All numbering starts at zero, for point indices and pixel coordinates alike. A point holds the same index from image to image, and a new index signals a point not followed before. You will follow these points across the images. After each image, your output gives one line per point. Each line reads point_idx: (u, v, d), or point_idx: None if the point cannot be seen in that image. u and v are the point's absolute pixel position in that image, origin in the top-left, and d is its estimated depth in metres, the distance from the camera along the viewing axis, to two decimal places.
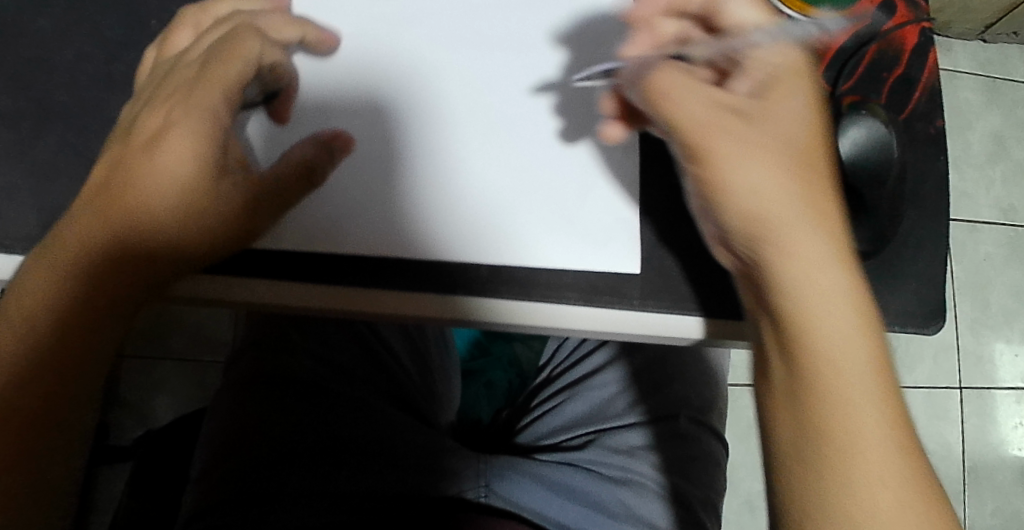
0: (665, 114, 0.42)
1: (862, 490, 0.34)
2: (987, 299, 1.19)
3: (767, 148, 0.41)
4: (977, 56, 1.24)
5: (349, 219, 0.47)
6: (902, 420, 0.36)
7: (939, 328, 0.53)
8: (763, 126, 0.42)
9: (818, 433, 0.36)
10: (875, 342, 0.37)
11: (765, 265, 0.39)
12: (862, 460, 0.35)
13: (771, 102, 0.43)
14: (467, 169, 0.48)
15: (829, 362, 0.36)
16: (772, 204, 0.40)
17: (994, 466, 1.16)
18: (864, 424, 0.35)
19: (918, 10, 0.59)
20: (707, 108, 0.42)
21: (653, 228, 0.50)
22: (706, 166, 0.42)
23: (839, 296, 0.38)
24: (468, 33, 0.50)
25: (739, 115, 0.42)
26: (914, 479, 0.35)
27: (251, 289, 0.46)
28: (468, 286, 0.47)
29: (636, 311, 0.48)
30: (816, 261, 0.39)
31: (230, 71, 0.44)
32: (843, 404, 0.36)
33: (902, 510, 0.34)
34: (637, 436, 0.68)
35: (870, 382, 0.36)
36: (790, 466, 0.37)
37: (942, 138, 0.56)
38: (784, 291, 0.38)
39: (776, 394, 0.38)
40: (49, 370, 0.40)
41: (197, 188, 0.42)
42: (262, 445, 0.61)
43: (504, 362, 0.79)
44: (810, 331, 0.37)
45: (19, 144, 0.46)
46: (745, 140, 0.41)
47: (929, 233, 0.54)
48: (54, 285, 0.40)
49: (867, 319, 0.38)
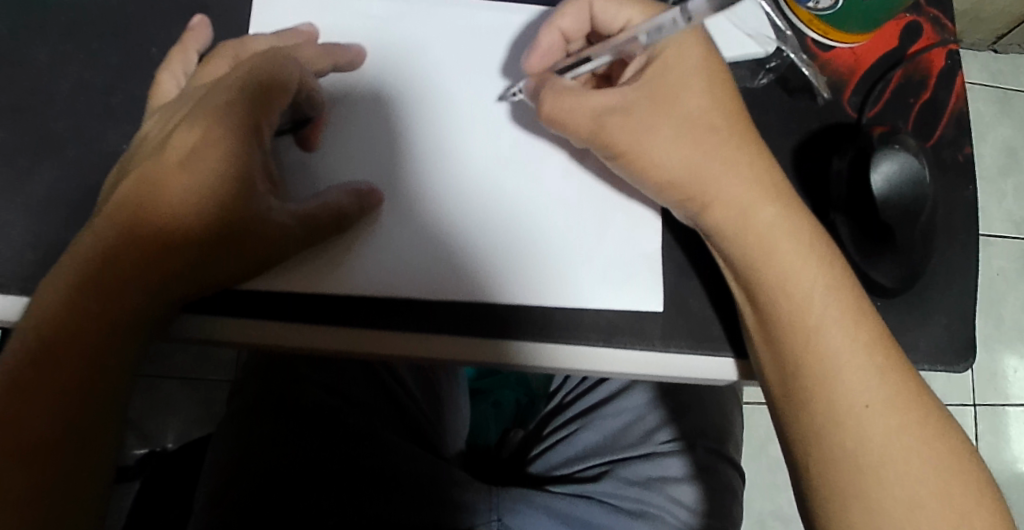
0: (595, 132, 0.46)
1: (877, 461, 0.41)
2: (1002, 314, 1.16)
3: (716, 174, 0.45)
4: (988, 67, 1.21)
5: (364, 255, 0.46)
6: (910, 389, 0.43)
7: (968, 365, 0.51)
8: (648, 119, 0.45)
9: (828, 417, 0.42)
10: (873, 331, 0.43)
11: (759, 291, 0.44)
12: (868, 440, 0.41)
13: (679, 100, 0.46)
14: (486, 207, 0.47)
15: (831, 356, 0.42)
16: (755, 232, 0.44)
17: (1008, 484, 1.13)
18: (866, 401, 0.42)
19: (945, 32, 0.57)
20: (671, 155, 0.45)
21: (674, 264, 0.48)
22: (713, 210, 0.45)
23: (827, 291, 0.43)
24: (481, 66, 0.50)
25: (709, 139, 0.45)
26: (939, 432, 0.42)
27: (264, 328, 0.44)
28: (484, 325, 0.45)
29: (659, 351, 0.46)
30: (803, 275, 0.44)
31: (265, 89, 0.43)
32: (837, 387, 0.42)
33: (907, 451, 0.41)
34: (655, 468, 0.65)
35: (866, 361, 0.42)
36: (807, 452, 0.43)
37: (971, 166, 0.54)
38: (769, 304, 0.44)
39: (766, 365, 0.44)
40: (64, 396, 0.39)
41: (238, 207, 0.41)
42: (261, 477, 0.57)
43: (512, 381, 0.78)
44: (804, 335, 0.43)
45: (17, 180, 0.45)
46: (658, 146, 0.45)
47: (957, 266, 0.52)
48: (78, 302, 0.39)
49: (859, 312, 0.43)
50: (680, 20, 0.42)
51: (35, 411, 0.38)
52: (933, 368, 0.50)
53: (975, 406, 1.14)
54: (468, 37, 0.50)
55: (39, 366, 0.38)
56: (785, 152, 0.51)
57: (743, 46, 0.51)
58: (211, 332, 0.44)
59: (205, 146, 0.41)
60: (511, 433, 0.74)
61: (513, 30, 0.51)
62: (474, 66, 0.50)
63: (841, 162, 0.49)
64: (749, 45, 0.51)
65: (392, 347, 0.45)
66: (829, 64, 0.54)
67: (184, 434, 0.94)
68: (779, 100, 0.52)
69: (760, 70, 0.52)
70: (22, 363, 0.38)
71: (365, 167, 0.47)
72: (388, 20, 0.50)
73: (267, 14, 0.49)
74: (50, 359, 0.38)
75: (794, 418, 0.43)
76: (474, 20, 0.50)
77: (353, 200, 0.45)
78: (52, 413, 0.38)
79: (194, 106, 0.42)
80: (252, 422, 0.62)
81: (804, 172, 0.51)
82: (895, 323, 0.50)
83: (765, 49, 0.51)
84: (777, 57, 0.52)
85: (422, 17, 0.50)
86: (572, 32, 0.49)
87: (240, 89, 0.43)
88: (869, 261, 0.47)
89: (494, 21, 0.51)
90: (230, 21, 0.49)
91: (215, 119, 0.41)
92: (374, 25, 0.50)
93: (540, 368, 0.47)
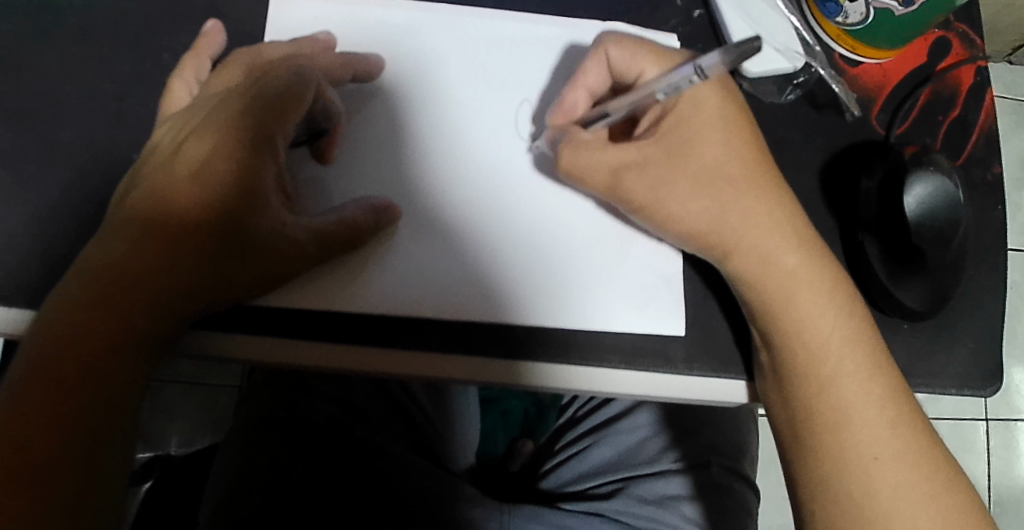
0: (606, 176, 0.45)
1: (872, 509, 0.40)
2: (1016, 328, 1.14)
3: (734, 222, 0.44)
4: (1003, 79, 1.20)
5: (384, 273, 0.44)
6: (921, 444, 0.42)
7: (995, 390, 0.49)
8: (662, 175, 0.44)
9: (835, 466, 0.41)
10: (888, 385, 0.42)
11: (774, 339, 0.43)
12: (876, 491, 0.41)
13: (704, 130, 0.45)
14: (507, 225, 0.46)
15: (831, 407, 0.42)
16: (773, 280, 0.43)
17: (1020, 500, 1.12)
18: (874, 453, 0.41)
19: (974, 48, 0.55)
20: (678, 205, 0.44)
21: (698, 284, 0.47)
22: (735, 258, 0.44)
23: (842, 342, 0.43)
24: (504, 78, 0.49)
25: (725, 191, 0.44)
26: (949, 487, 0.41)
27: (276, 346, 0.43)
28: (503, 346, 0.44)
29: (682, 375, 0.45)
30: (818, 328, 0.43)
31: (280, 98, 0.41)
32: (837, 439, 0.42)
33: (916, 505, 0.40)
34: (671, 485, 0.63)
35: (877, 415, 0.42)
36: (813, 497, 0.42)
37: (999, 186, 0.53)
38: (780, 353, 0.43)
39: (779, 408, 0.44)
40: (73, 415, 0.38)
41: (251, 224, 0.40)
42: (268, 493, 0.56)
43: (519, 392, 0.75)
44: (817, 385, 0.42)
45: (23, 189, 0.44)
46: (674, 198, 0.44)
47: (986, 289, 0.51)
48: (85, 319, 0.38)
49: (874, 364, 0.43)
50: (698, 78, 0.42)
51: (43, 433, 0.37)
52: (959, 393, 0.49)
53: (987, 421, 1.13)
54: (493, 48, 0.49)
55: (44, 385, 0.37)
56: (811, 170, 0.50)
57: (773, 62, 0.49)
58: (223, 349, 0.43)
59: (217, 160, 0.39)
60: (522, 442, 0.72)
61: (536, 42, 0.50)
62: (495, 78, 0.48)
63: (870, 182, 0.47)
64: (778, 61, 0.49)
65: (407, 367, 0.44)
66: (857, 79, 0.53)
67: (189, 438, 0.93)
68: (806, 115, 0.51)
69: (788, 85, 0.51)
70: (28, 383, 0.37)
71: (387, 178, 0.46)
72: (407, 30, 0.49)
73: (283, 21, 0.48)
74: (56, 380, 0.37)
75: (799, 461, 0.43)
76: (495, 31, 0.49)
77: (371, 216, 0.44)
78: (58, 435, 0.37)
79: (207, 116, 0.41)
80: (260, 432, 0.61)
81: (832, 191, 0.49)
82: (923, 346, 0.49)
83: (794, 65, 0.49)
84: (805, 72, 0.51)
85: (443, 27, 0.49)
86: (597, 90, 0.47)
87: (258, 102, 0.41)
88: (897, 283, 0.46)
89: (516, 33, 0.49)
90: (243, 26, 0.48)
91: (230, 132, 0.40)
92: (394, 34, 0.48)
93: (555, 390, 0.46)
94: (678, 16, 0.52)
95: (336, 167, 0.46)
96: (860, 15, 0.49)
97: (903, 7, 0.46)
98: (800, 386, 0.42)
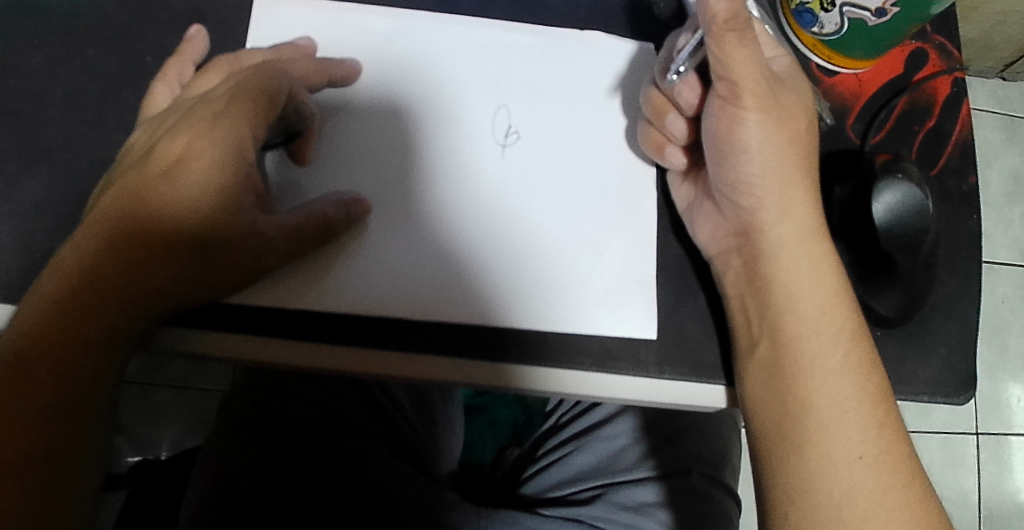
0: (726, 74, 0.42)
1: (857, 514, 0.39)
2: (1006, 341, 1.14)
3: (791, 170, 0.45)
4: (996, 94, 1.20)
5: (351, 273, 0.45)
6: (904, 450, 0.41)
7: (967, 398, 0.50)
8: (775, 106, 0.44)
9: (819, 464, 0.41)
10: (876, 389, 0.42)
11: (772, 327, 0.44)
12: (856, 494, 0.40)
13: (787, 106, 0.45)
14: (489, 224, 0.47)
15: (816, 404, 0.42)
16: (783, 269, 0.44)
17: (1010, 514, 1.11)
18: (860, 453, 0.40)
19: (950, 60, 0.56)
20: (756, 137, 0.44)
21: (670, 290, 0.48)
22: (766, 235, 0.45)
23: (822, 342, 0.43)
24: (485, 83, 0.49)
25: (798, 153, 0.45)
26: (923, 499, 0.40)
27: (252, 343, 0.44)
28: (478, 347, 0.45)
29: (653, 378, 0.46)
30: (812, 319, 0.43)
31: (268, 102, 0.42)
32: (823, 438, 0.41)
33: (890, 513, 0.39)
34: (649, 492, 0.63)
35: (868, 412, 0.41)
36: (787, 498, 0.41)
37: (975, 196, 0.54)
38: (783, 346, 0.43)
39: (760, 404, 0.43)
40: (41, 411, 0.38)
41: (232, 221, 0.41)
42: (248, 493, 0.56)
43: (508, 399, 0.78)
44: (802, 378, 0.42)
45: (6, 186, 0.44)
46: (753, 133, 0.44)
47: (959, 297, 0.51)
48: (58, 321, 0.38)
49: (862, 366, 0.42)
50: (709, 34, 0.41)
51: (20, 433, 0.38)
52: (931, 400, 0.49)
53: (978, 435, 1.12)
54: (475, 53, 0.49)
55: (16, 383, 0.38)
56: None
57: None
58: (199, 344, 0.44)
59: (191, 160, 0.40)
60: (510, 450, 0.74)
61: (518, 48, 0.50)
62: (473, 85, 0.49)
63: (842, 190, 0.48)
64: None
65: (384, 367, 0.44)
66: (833, 89, 0.53)
67: (178, 442, 0.93)
68: None
69: None
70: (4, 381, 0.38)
71: (384, 169, 0.47)
72: (388, 35, 0.49)
73: (265, 24, 0.49)
74: (25, 376, 0.38)
75: (779, 464, 0.42)
76: (475, 39, 0.50)
77: (340, 209, 0.44)
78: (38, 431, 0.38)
79: (182, 116, 0.42)
80: (241, 432, 0.61)
81: None
82: (895, 353, 0.49)
83: None
84: None
85: (423, 35, 0.49)
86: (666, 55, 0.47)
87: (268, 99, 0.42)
88: (872, 292, 0.47)
89: (494, 41, 0.50)
90: (227, 31, 0.49)
91: (208, 134, 0.40)
92: (374, 41, 0.49)
93: (539, 392, 0.46)
94: (654, 27, 0.52)
95: (326, 162, 0.47)
96: (835, 25, 0.49)
97: (877, 18, 0.47)
98: (810, 377, 0.42)
